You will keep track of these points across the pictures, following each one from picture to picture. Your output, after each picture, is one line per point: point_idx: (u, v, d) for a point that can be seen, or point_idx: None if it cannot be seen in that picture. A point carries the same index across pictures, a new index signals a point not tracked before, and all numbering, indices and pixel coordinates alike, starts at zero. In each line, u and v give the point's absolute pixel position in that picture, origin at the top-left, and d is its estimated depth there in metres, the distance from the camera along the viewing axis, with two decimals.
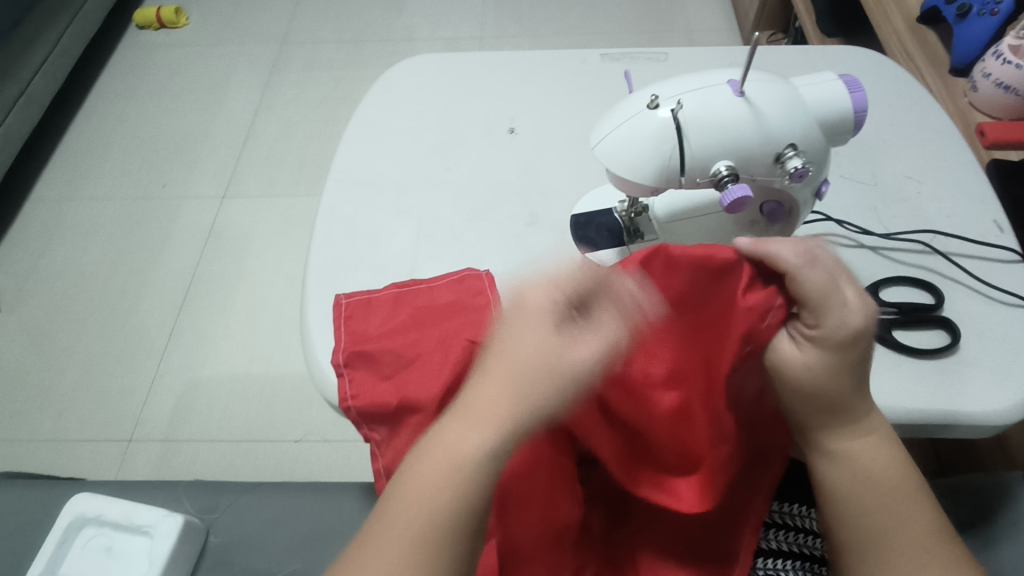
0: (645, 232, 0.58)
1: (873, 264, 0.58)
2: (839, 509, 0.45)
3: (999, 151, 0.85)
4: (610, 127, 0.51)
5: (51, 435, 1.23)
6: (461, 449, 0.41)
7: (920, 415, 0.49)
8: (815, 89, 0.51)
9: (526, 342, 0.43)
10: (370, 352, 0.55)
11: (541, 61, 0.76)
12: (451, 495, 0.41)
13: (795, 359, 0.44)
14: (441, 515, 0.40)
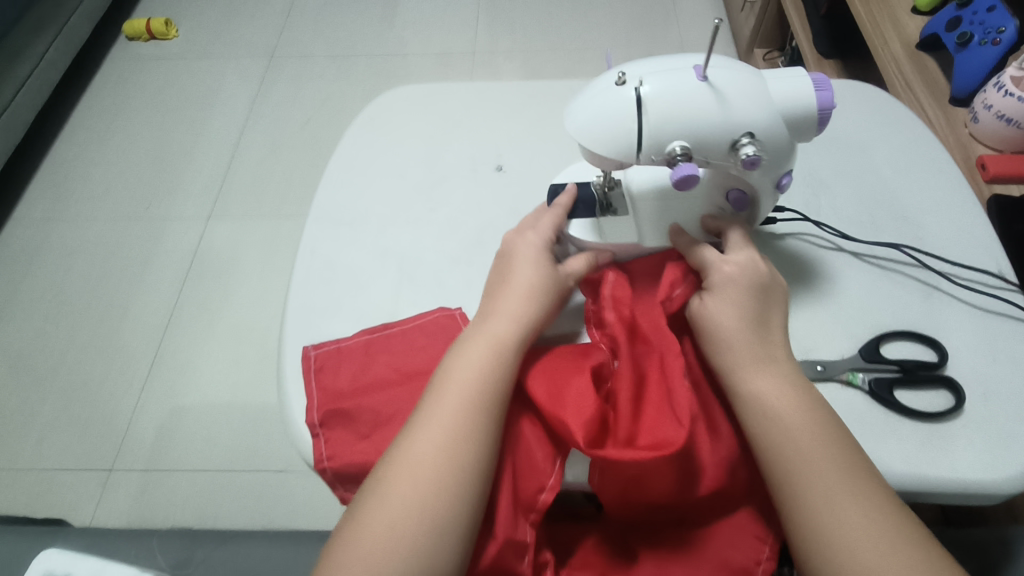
0: (618, 208, 0.58)
1: (852, 269, 0.58)
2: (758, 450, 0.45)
3: (1000, 185, 0.83)
4: (577, 102, 0.47)
5: (29, 463, 1.20)
6: (495, 344, 0.49)
7: (926, 485, 0.47)
8: (786, 82, 0.47)
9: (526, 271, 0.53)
10: (346, 410, 0.52)
11: (531, 93, 0.74)
12: (486, 383, 0.47)
13: (700, 308, 0.50)
14: (478, 402, 0.46)
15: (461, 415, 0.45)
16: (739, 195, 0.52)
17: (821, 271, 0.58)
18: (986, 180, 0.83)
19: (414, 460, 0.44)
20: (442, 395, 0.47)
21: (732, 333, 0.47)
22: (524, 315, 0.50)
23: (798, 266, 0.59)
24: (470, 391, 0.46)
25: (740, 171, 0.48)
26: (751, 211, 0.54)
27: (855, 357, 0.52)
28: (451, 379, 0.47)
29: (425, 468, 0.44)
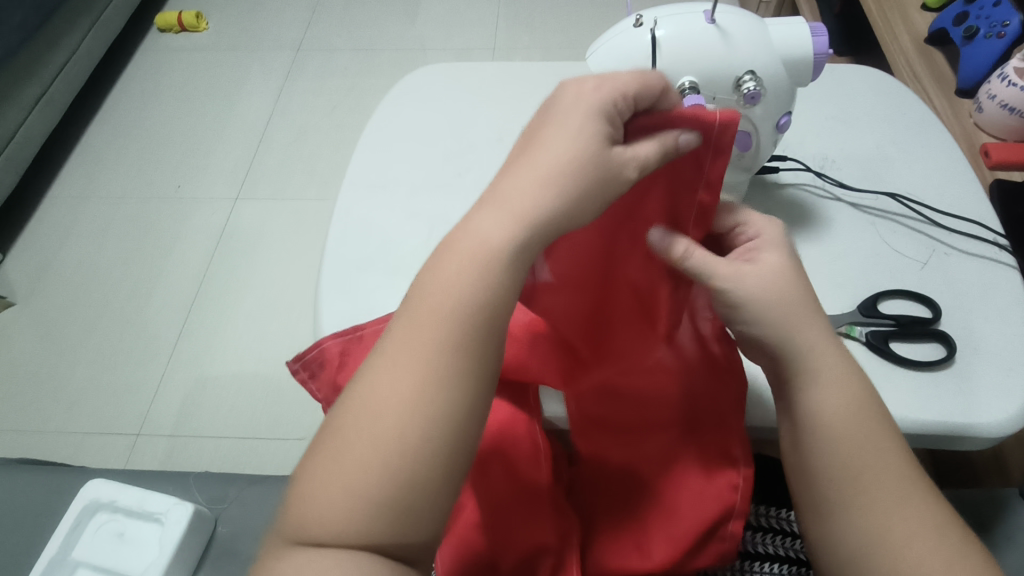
0: None
1: (848, 216, 0.62)
2: (822, 448, 0.42)
3: (1003, 172, 0.86)
4: (599, 45, 0.52)
5: (61, 426, 1.25)
6: (483, 251, 0.39)
7: (919, 426, 0.50)
8: (785, 28, 0.51)
9: (557, 146, 0.40)
10: None
11: (554, 72, 0.78)
12: (442, 329, 0.39)
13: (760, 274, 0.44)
14: (439, 352, 0.39)
15: (457, 324, 0.39)
16: (744, 134, 0.53)
17: (818, 217, 0.62)
18: (989, 167, 0.86)
19: (393, 382, 0.38)
20: (424, 292, 0.40)
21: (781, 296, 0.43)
22: (522, 203, 0.39)
23: (801, 211, 0.63)
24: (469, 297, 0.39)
25: (744, 110, 0.52)
26: (754, 154, 0.56)
27: (853, 312, 0.56)
28: (445, 278, 0.40)
29: (419, 394, 0.38)
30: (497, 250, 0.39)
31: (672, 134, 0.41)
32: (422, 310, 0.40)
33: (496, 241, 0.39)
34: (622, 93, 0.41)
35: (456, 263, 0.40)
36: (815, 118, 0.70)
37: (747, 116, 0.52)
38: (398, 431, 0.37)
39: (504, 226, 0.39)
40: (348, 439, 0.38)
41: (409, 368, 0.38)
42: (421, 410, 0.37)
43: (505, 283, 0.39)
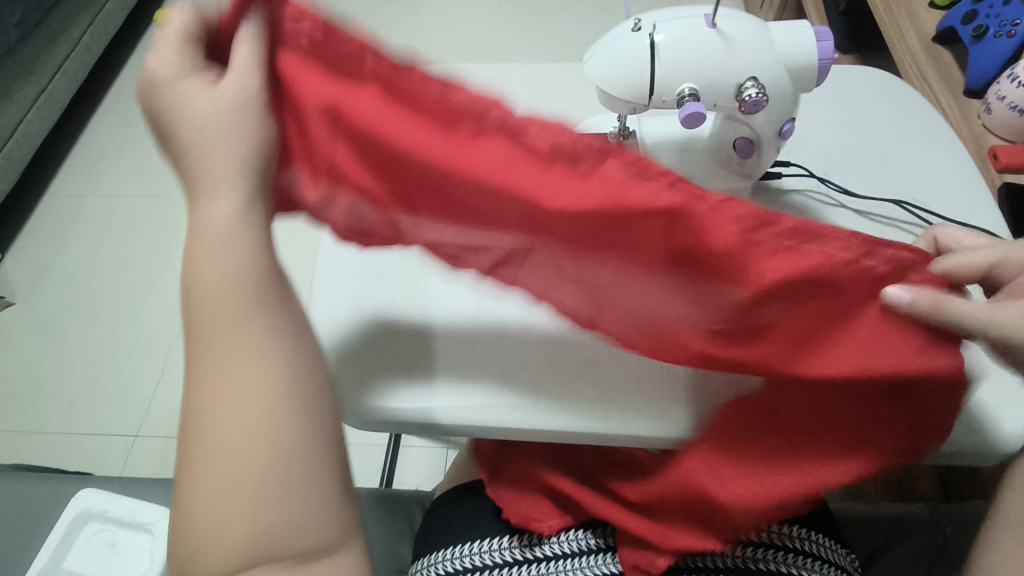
0: None
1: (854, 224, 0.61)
2: None
3: (1012, 175, 0.84)
4: (597, 50, 0.51)
5: (58, 427, 1.25)
6: (226, 230, 0.42)
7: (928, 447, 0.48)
8: (789, 31, 0.49)
9: (198, 110, 0.41)
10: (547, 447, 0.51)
11: (553, 73, 0.76)
12: (233, 307, 0.41)
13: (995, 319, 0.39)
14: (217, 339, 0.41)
15: (257, 289, 0.42)
16: (744, 141, 0.54)
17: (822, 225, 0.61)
18: (998, 170, 0.84)
19: (226, 370, 0.41)
20: (204, 315, 0.41)
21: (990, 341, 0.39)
22: (227, 176, 0.42)
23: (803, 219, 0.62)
24: (238, 253, 0.42)
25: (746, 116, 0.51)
26: (754, 162, 0.56)
27: None
28: (216, 263, 0.41)
29: (255, 370, 0.41)
30: (237, 225, 0.42)
31: (239, 35, 0.41)
32: (209, 314, 0.41)
33: (227, 220, 0.42)
34: (185, 51, 0.42)
35: (212, 263, 0.42)
36: (820, 121, 0.69)
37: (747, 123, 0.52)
38: (247, 408, 0.40)
39: (226, 195, 0.42)
40: (208, 460, 0.39)
41: (222, 375, 0.41)
42: (261, 389, 0.41)
43: (256, 240, 0.43)
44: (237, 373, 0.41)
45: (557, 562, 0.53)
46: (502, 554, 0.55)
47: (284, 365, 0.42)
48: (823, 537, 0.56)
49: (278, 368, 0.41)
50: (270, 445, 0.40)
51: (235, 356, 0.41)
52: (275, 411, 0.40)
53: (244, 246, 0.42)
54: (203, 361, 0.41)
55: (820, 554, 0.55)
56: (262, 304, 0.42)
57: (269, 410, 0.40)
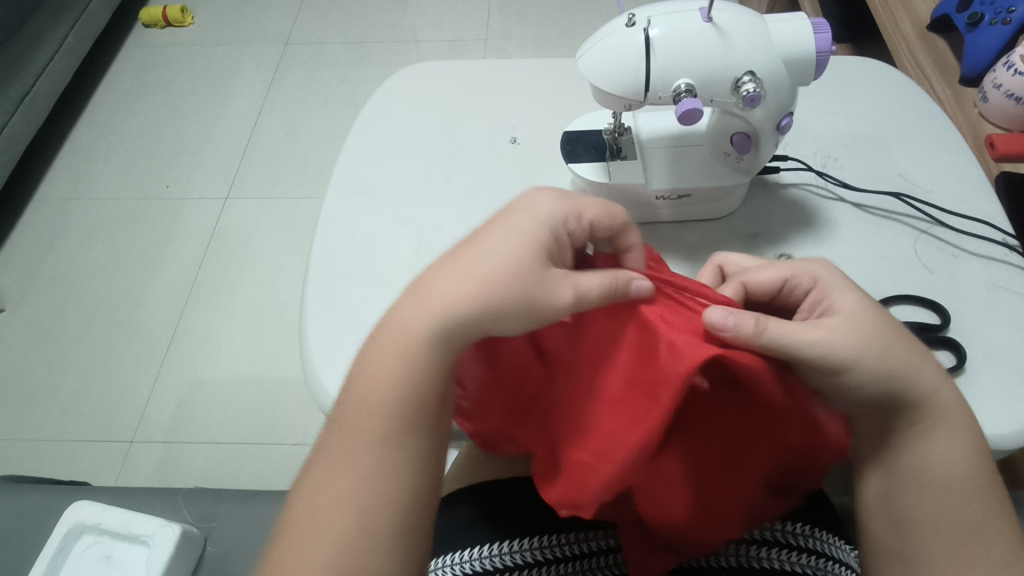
0: (628, 154, 0.58)
1: (852, 218, 0.60)
2: (906, 492, 0.45)
3: (1009, 164, 0.83)
4: (590, 45, 0.49)
5: (53, 435, 1.23)
6: (381, 369, 0.42)
7: None
8: (787, 24, 0.48)
9: None
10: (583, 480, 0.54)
11: (546, 69, 0.75)
12: (381, 422, 0.41)
13: (851, 305, 0.45)
14: (359, 454, 0.41)
15: (435, 343, 0.42)
16: (742, 135, 0.53)
17: (822, 219, 0.60)
18: (995, 159, 0.84)
19: (349, 436, 0.42)
20: (338, 444, 0.41)
21: (865, 321, 0.44)
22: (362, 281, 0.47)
23: (802, 214, 0.61)
24: (491, 313, 0.42)
25: (743, 111, 0.50)
26: (753, 158, 0.55)
27: None
28: (362, 393, 0.43)
29: (375, 423, 0.41)
30: (457, 299, 0.42)
31: None
32: (348, 432, 0.42)
33: (446, 295, 0.43)
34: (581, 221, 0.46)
35: (364, 392, 0.43)
36: (816, 114, 0.68)
37: (744, 117, 0.51)
38: (367, 458, 0.41)
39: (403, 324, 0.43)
40: (307, 515, 0.40)
41: (339, 490, 0.40)
42: (387, 435, 0.41)
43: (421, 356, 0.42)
44: (355, 486, 0.40)
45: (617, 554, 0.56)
46: (577, 546, 0.56)
47: (407, 418, 0.42)
48: (826, 533, 0.55)
49: (415, 417, 0.42)
50: (389, 495, 0.40)
51: (381, 424, 0.41)
52: (401, 464, 0.41)
53: (442, 311, 0.42)
54: (341, 418, 0.43)
55: (824, 551, 0.54)
56: (400, 361, 0.42)
57: (390, 462, 0.41)
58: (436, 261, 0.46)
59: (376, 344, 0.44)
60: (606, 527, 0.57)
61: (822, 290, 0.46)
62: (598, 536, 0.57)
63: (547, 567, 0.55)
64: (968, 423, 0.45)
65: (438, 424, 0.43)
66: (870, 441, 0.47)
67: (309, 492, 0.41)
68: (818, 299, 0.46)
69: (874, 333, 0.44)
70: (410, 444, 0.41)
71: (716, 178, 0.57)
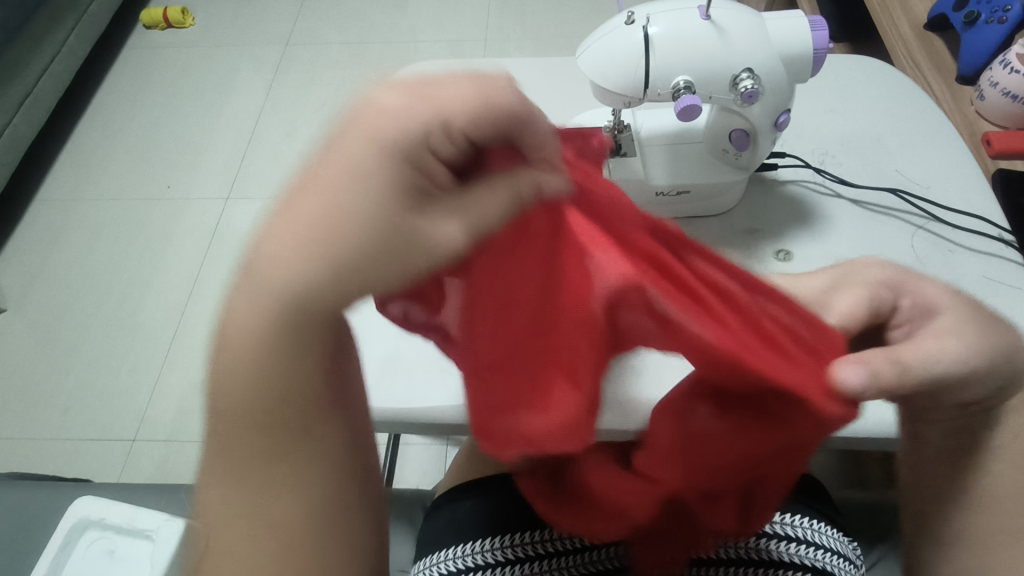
0: (627, 150, 0.58)
1: (850, 214, 0.61)
2: (978, 482, 0.44)
3: (1005, 161, 0.84)
4: (590, 43, 0.50)
5: (55, 434, 1.24)
6: (237, 371, 0.35)
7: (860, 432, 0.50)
8: (784, 21, 0.49)
9: None
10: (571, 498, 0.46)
11: (546, 68, 0.76)
12: (262, 434, 0.36)
13: (941, 297, 0.41)
14: (256, 478, 0.36)
15: (292, 326, 0.33)
16: (740, 132, 0.53)
17: (819, 215, 0.61)
18: (991, 156, 0.84)
19: (245, 461, 0.36)
20: (227, 469, 0.37)
21: (958, 308, 0.40)
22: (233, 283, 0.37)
23: (799, 210, 0.62)
24: (340, 282, 0.31)
25: (741, 107, 0.51)
26: (751, 154, 0.56)
27: None
28: (226, 408, 0.35)
29: (263, 444, 0.36)
30: (302, 286, 0.32)
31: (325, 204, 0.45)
32: (229, 454, 0.36)
33: (282, 281, 0.32)
34: (447, 128, 0.30)
35: (226, 410, 0.35)
36: (814, 111, 0.68)
37: (743, 113, 0.52)
38: (267, 480, 0.36)
39: (248, 312, 0.33)
40: (223, 548, 0.37)
41: (243, 517, 0.36)
42: (284, 452, 0.36)
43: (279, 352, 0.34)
44: (263, 508, 0.36)
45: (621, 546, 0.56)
46: (578, 539, 0.56)
47: (300, 420, 0.36)
48: (824, 525, 0.55)
49: (306, 411, 0.36)
50: (322, 497, 0.38)
51: (276, 440, 0.36)
52: (315, 467, 0.37)
53: (287, 296, 0.32)
54: (216, 444, 0.36)
55: (822, 542, 0.54)
56: (262, 372, 0.34)
57: (302, 471, 0.37)
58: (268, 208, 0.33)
59: (221, 353, 0.35)
60: None
61: (899, 288, 0.42)
62: None
63: (552, 559, 0.55)
64: None
65: (339, 405, 0.38)
66: (946, 436, 0.44)
67: (216, 527, 0.37)
68: (896, 300, 0.41)
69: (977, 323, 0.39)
70: (312, 444, 0.37)
71: (715, 174, 0.57)
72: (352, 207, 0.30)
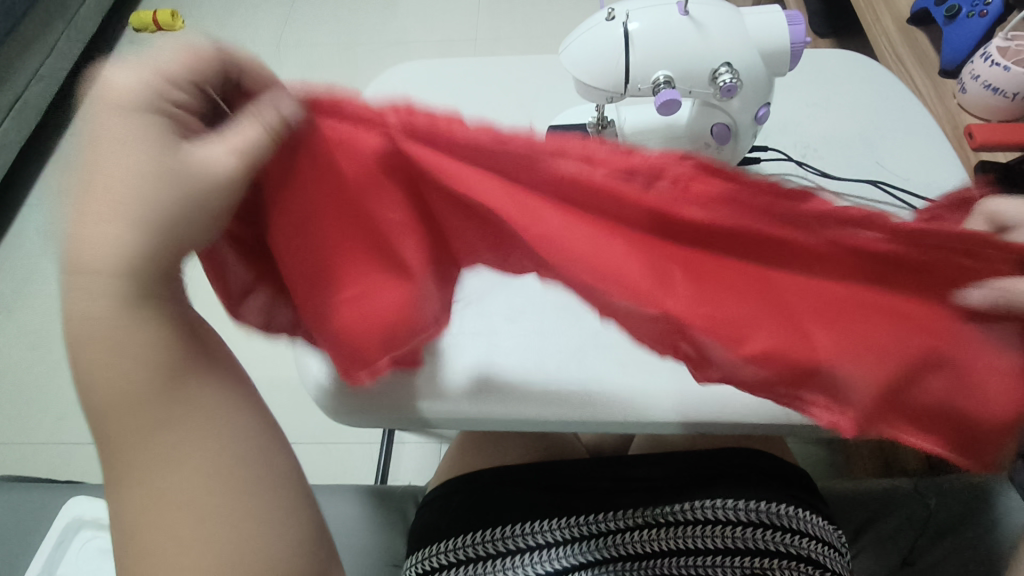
0: None
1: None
2: None
3: (988, 153, 0.85)
4: (572, 40, 0.51)
5: (49, 437, 1.24)
6: (92, 339, 0.35)
7: None
8: (762, 17, 0.50)
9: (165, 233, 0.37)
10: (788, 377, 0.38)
11: (531, 65, 0.77)
12: (138, 387, 0.36)
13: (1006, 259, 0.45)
14: (150, 437, 0.36)
15: (119, 284, 0.35)
16: (722, 126, 0.54)
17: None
18: (973, 148, 0.85)
19: (129, 443, 0.36)
20: (125, 441, 0.36)
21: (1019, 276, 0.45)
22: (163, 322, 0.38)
23: None
24: (169, 231, 0.34)
25: (721, 102, 0.51)
26: (733, 148, 0.56)
27: None
28: (98, 377, 0.36)
29: (142, 401, 0.36)
30: (135, 245, 0.34)
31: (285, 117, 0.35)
32: (118, 424, 0.36)
33: (114, 254, 0.34)
34: (172, 80, 0.34)
35: (96, 378, 0.36)
36: (796, 105, 0.69)
37: (723, 107, 0.52)
38: (165, 437, 0.37)
39: (95, 293, 0.35)
40: (145, 515, 0.36)
41: (155, 477, 0.36)
42: (156, 404, 0.36)
43: (123, 310, 0.35)
44: (168, 461, 0.36)
45: (612, 536, 0.57)
46: (570, 530, 0.57)
47: (176, 366, 0.37)
48: (810, 514, 0.56)
49: (183, 347, 0.38)
50: (239, 443, 0.39)
51: (151, 397, 0.36)
52: (208, 410, 0.38)
53: (117, 260, 0.34)
54: (100, 421, 0.37)
55: (809, 531, 0.55)
56: (117, 350, 0.35)
57: (189, 419, 0.37)
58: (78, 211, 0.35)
59: (84, 351, 0.36)
60: (601, 510, 0.58)
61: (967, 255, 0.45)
62: (595, 520, 0.57)
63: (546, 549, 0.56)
64: None
65: (205, 350, 0.39)
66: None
67: (128, 500, 0.37)
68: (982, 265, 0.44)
69: None
70: (190, 391, 0.37)
71: None
72: (135, 173, 0.33)
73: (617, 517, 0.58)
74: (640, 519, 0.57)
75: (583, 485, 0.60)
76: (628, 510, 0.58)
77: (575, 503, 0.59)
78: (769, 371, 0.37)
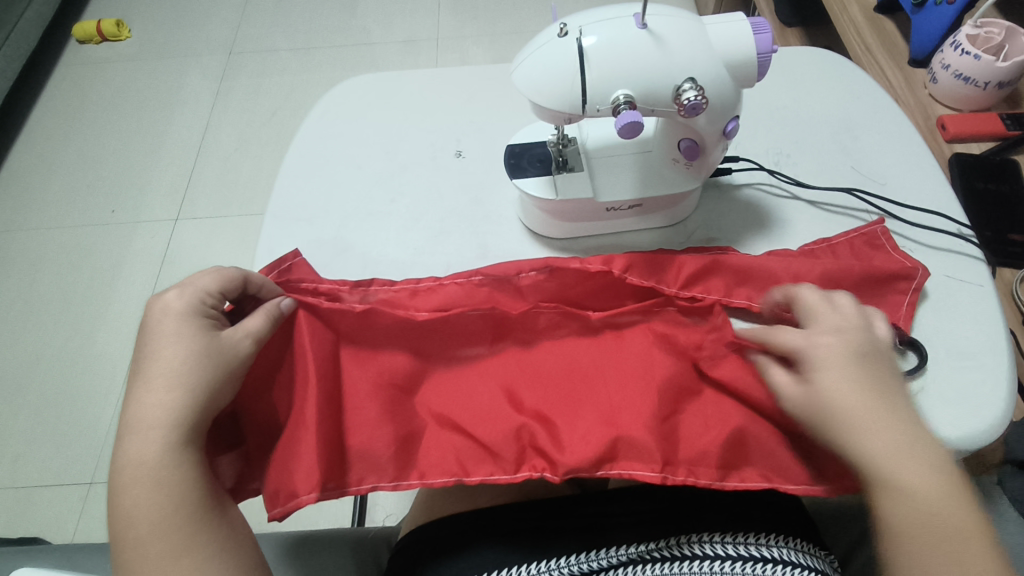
0: (574, 165, 0.55)
1: (807, 217, 0.59)
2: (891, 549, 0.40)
3: (961, 144, 0.83)
4: (523, 57, 0.47)
5: (6, 482, 1.17)
6: (142, 473, 0.41)
7: None
8: (726, 25, 0.46)
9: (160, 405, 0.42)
10: (617, 455, 0.47)
11: (488, 75, 0.72)
12: (171, 514, 0.40)
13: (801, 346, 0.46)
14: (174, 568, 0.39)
15: (175, 434, 0.42)
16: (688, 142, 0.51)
17: (777, 219, 0.59)
18: (947, 140, 0.83)
19: (156, 570, 0.39)
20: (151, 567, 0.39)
21: (819, 347, 0.45)
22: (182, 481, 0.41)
23: (756, 215, 0.60)
24: (208, 403, 0.44)
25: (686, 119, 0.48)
26: (703, 162, 0.53)
27: None
28: (135, 509, 0.40)
29: (177, 528, 0.40)
30: (186, 408, 0.42)
31: (274, 302, 0.50)
32: (149, 549, 0.39)
33: (167, 412, 0.42)
34: (205, 291, 0.47)
35: (134, 504, 0.40)
36: (766, 109, 0.66)
37: (691, 124, 0.49)
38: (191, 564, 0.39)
39: (151, 441, 0.41)
40: None
41: None
42: (193, 533, 0.40)
43: (175, 457, 0.41)
44: None
45: None
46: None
47: (210, 506, 0.42)
48: (805, 545, 0.53)
49: (214, 489, 0.43)
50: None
51: (184, 525, 0.40)
52: (226, 545, 0.41)
53: (171, 411, 0.42)
54: (130, 547, 0.40)
55: (808, 564, 0.51)
56: (164, 481, 0.41)
57: (212, 553, 0.40)
58: (127, 395, 0.43)
59: (127, 489, 0.41)
60: (580, 551, 0.55)
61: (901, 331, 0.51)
62: (572, 561, 0.54)
63: None
64: (907, 457, 0.41)
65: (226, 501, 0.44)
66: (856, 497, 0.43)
67: None
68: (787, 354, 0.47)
69: (845, 369, 0.44)
70: (215, 521, 0.41)
71: (667, 185, 0.55)
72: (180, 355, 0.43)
73: (600, 556, 0.54)
74: (626, 555, 0.54)
75: (564, 523, 0.57)
76: (614, 547, 0.54)
77: (555, 544, 0.55)
78: (588, 438, 0.47)
